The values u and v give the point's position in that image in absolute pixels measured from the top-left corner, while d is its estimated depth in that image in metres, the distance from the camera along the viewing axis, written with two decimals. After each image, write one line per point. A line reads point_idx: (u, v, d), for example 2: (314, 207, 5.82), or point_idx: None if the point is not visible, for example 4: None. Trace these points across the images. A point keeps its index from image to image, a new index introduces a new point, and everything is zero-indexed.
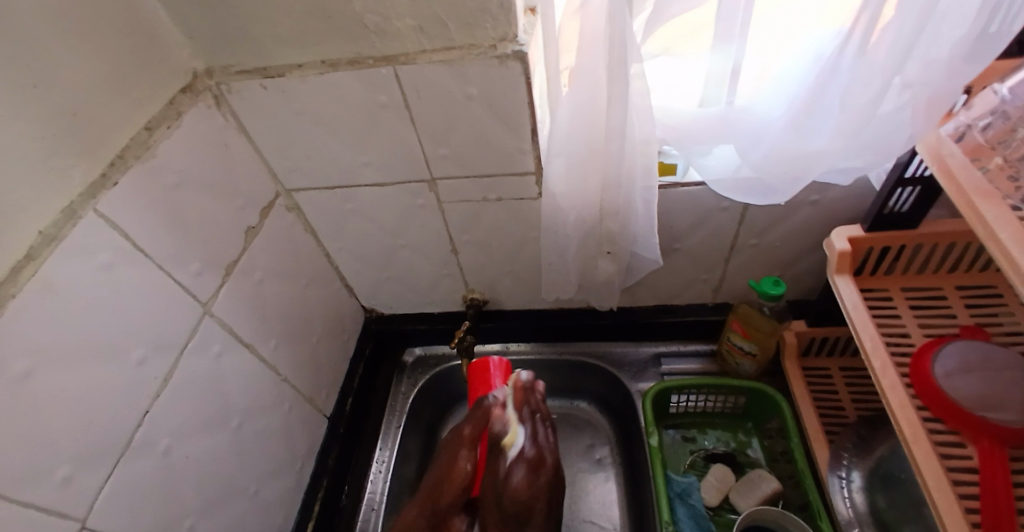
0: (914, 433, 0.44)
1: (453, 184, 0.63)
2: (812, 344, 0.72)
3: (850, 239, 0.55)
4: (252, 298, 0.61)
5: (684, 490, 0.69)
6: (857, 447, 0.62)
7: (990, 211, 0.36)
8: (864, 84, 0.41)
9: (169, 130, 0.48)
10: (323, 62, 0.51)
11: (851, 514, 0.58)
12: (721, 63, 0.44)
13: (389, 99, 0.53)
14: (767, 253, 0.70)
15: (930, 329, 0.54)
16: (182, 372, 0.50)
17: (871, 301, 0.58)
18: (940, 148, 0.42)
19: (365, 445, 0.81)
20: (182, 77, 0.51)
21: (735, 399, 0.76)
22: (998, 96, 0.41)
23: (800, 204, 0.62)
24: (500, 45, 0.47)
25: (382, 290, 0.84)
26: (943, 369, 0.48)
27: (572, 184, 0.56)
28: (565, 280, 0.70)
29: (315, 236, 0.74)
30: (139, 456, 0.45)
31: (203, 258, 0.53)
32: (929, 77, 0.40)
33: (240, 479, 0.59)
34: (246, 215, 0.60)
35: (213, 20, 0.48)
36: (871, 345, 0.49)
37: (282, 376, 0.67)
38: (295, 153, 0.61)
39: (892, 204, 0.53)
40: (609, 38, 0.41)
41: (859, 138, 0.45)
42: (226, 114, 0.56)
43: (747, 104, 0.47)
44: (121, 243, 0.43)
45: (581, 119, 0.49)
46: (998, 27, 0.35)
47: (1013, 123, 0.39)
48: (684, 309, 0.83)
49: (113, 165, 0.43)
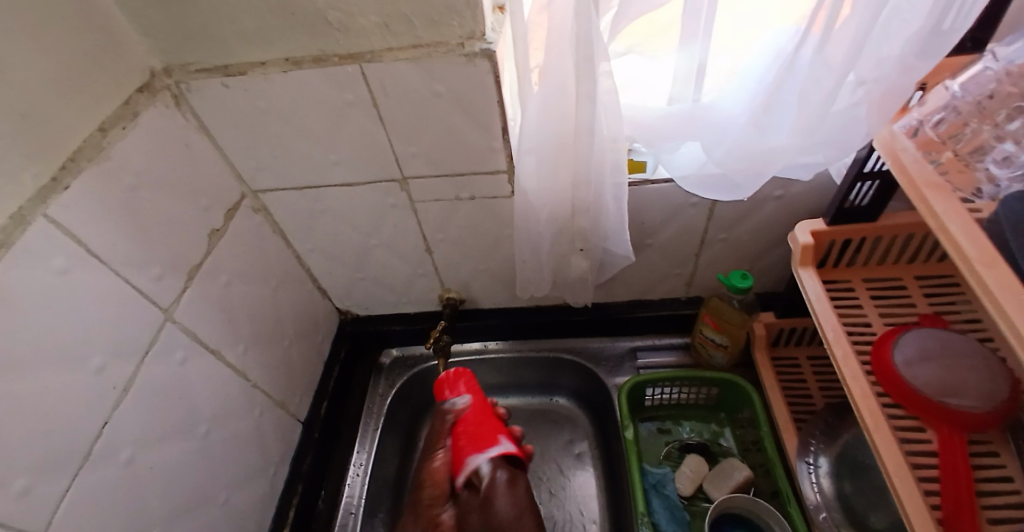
0: (875, 422, 0.45)
1: (424, 183, 0.62)
2: (781, 334, 0.74)
3: (813, 232, 0.57)
4: (219, 301, 0.59)
5: (659, 482, 0.71)
6: (824, 434, 0.64)
7: (943, 204, 0.37)
8: (821, 80, 0.42)
9: (123, 130, 0.46)
10: (286, 59, 0.50)
11: (819, 500, 0.60)
12: (686, 60, 0.44)
13: (356, 97, 0.52)
14: (735, 247, 0.72)
15: (890, 318, 0.56)
16: (145, 379, 0.48)
17: (835, 293, 0.59)
18: (893, 143, 0.43)
19: (342, 447, 0.80)
20: (137, 75, 0.49)
21: (708, 391, 0.77)
22: (950, 92, 0.42)
23: (765, 199, 0.64)
24: (467, 43, 0.47)
25: (356, 291, 0.83)
26: (902, 358, 0.50)
27: (543, 182, 0.56)
28: (539, 277, 0.70)
29: (285, 237, 0.72)
30: (101, 469, 0.43)
31: (165, 263, 0.51)
32: (882, 74, 0.41)
33: (209, 489, 0.57)
34: (210, 217, 0.58)
35: (169, 15, 0.47)
36: (834, 335, 0.51)
37: (252, 381, 0.65)
38: (260, 153, 0.60)
39: (852, 198, 0.55)
40: (576, 36, 0.41)
41: (817, 133, 0.47)
42: (186, 114, 0.54)
43: (711, 101, 0.48)
44: (76, 248, 0.41)
45: (550, 117, 0.49)
46: (951, 23, 0.37)
47: (965, 117, 0.41)
48: (659, 303, 0.84)
49: (64, 168, 0.41)
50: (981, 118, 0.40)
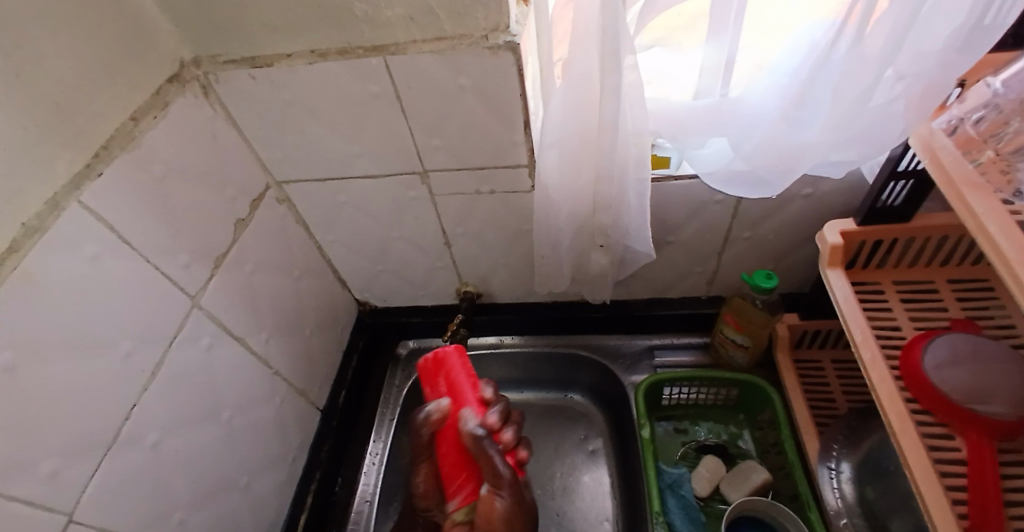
0: (901, 424, 0.44)
1: (446, 176, 0.63)
2: (804, 336, 0.72)
3: (842, 232, 0.55)
4: (242, 290, 0.60)
5: (675, 481, 0.70)
6: (847, 439, 0.63)
7: (982, 205, 0.35)
8: (858, 75, 0.41)
9: (154, 120, 0.47)
10: (311, 51, 0.50)
11: (840, 505, 0.59)
12: (713, 54, 0.43)
13: (379, 90, 0.52)
14: (759, 246, 0.70)
15: (921, 322, 0.54)
16: (171, 364, 0.49)
17: (864, 294, 0.57)
18: (931, 140, 0.41)
19: (358, 438, 0.81)
20: (168, 67, 0.50)
21: (727, 392, 0.76)
22: (991, 89, 0.40)
23: (793, 197, 0.62)
24: (491, 36, 0.46)
25: (376, 283, 0.84)
26: (934, 361, 0.48)
27: (565, 176, 0.55)
28: (557, 273, 0.70)
29: (308, 228, 0.73)
30: (127, 450, 0.45)
31: (191, 250, 0.52)
32: (921, 68, 0.39)
33: (231, 473, 0.59)
34: (236, 207, 0.59)
35: (199, 7, 0.48)
36: (862, 337, 0.49)
37: (274, 368, 0.67)
38: (285, 145, 0.60)
39: (884, 198, 0.53)
40: (601, 27, 0.40)
41: (850, 129, 0.45)
42: (214, 104, 0.55)
43: (739, 97, 0.47)
44: (106, 234, 0.42)
45: (573, 108, 0.48)
46: (993, 18, 0.35)
47: (1007, 116, 0.39)
48: (679, 302, 0.83)
49: (98, 156, 0.42)
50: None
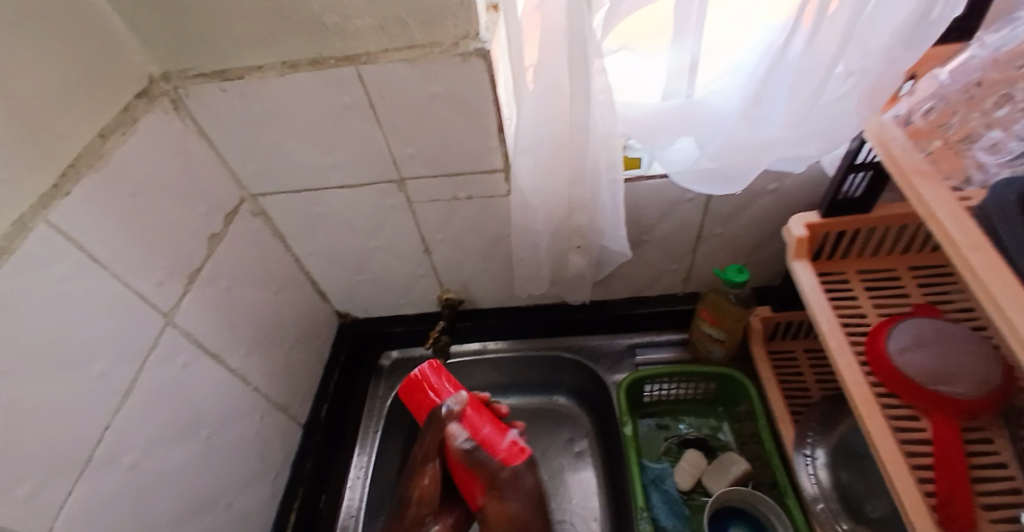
0: (867, 408, 0.46)
1: (423, 184, 0.63)
2: (777, 328, 0.75)
3: (808, 225, 0.57)
4: (218, 306, 0.59)
5: (658, 477, 0.71)
6: (821, 426, 0.65)
7: (930, 192, 0.38)
8: (809, 73, 0.43)
9: (123, 137, 0.46)
10: (283, 62, 0.50)
11: (817, 491, 0.61)
12: (678, 57, 0.45)
13: (353, 100, 0.53)
14: (731, 242, 0.73)
15: (885, 308, 0.57)
16: (147, 382, 0.48)
17: (830, 284, 0.60)
18: (883, 132, 0.43)
19: (342, 451, 0.80)
20: (136, 82, 0.50)
21: (706, 386, 0.78)
22: (938, 80, 0.43)
23: (759, 194, 0.65)
24: (462, 43, 0.47)
25: (356, 294, 0.83)
26: (897, 344, 0.51)
27: (541, 179, 0.56)
28: (537, 276, 0.71)
29: (284, 241, 0.72)
30: (104, 472, 0.43)
31: (164, 266, 0.51)
32: (869, 65, 0.42)
33: (212, 493, 0.57)
34: (209, 221, 0.58)
35: (166, 20, 0.47)
36: (828, 325, 0.51)
37: (253, 384, 0.65)
38: (259, 157, 0.60)
39: (845, 190, 0.56)
40: (570, 35, 0.42)
41: (808, 124, 0.48)
42: (184, 119, 0.54)
43: (704, 96, 0.49)
44: (74, 252, 0.41)
45: (545, 113, 0.49)
46: (937, 14, 0.38)
47: (954, 106, 0.41)
48: (657, 299, 0.85)
49: (64, 175, 0.41)
50: (969, 107, 0.40)
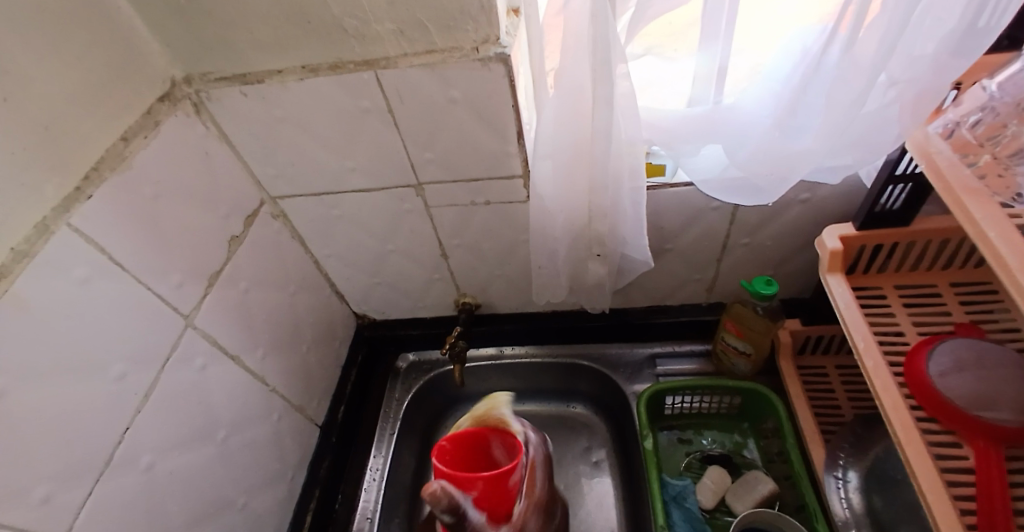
0: (907, 434, 0.43)
1: (440, 188, 0.62)
2: (807, 342, 0.72)
3: (842, 237, 0.55)
4: (237, 307, 0.60)
5: (679, 494, 0.69)
6: (853, 447, 0.62)
7: (979, 209, 0.35)
8: (847, 82, 0.41)
9: (145, 140, 0.47)
10: (302, 67, 0.50)
11: (847, 516, 0.58)
12: (707, 62, 0.43)
13: (371, 104, 0.52)
14: (758, 253, 0.70)
15: (923, 326, 0.54)
16: (164, 385, 0.49)
17: (865, 300, 0.57)
18: (927, 145, 0.42)
19: (359, 451, 0.79)
20: (160, 85, 0.51)
21: (730, 400, 0.75)
22: (986, 92, 0.40)
23: (790, 203, 0.62)
24: (482, 47, 0.46)
25: (373, 296, 0.84)
26: (938, 368, 0.47)
27: (559, 185, 0.55)
28: (555, 284, 0.69)
29: (303, 243, 0.73)
30: (121, 474, 0.44)
31: (184, 270, 0.52)
32: (914, 73, 0.39)
33: (228, 493, 0.58)
34: (229, 225, 0.59)
35: (188, 26, 0.48)
36: (864, 344, 0.48)
37: (270, 385, 0.66)
38: (278, 161, 0.60)
39: (882, 202, 0.53)
40: (591, 39, 0.40)
41: (844, 136, 0.45)
42: (206, 122, 0.55)
43: (733, 103, 0.47)
44: (96, 257, 0.42)
45: (567, 119, 0.48)
46: (986, 20, 0.35)
47: (1004, 119, 0.38)
48: (678, 309, 0.83)
49: (87, 178, 0.42)
50: (1020, 120, 0.37)
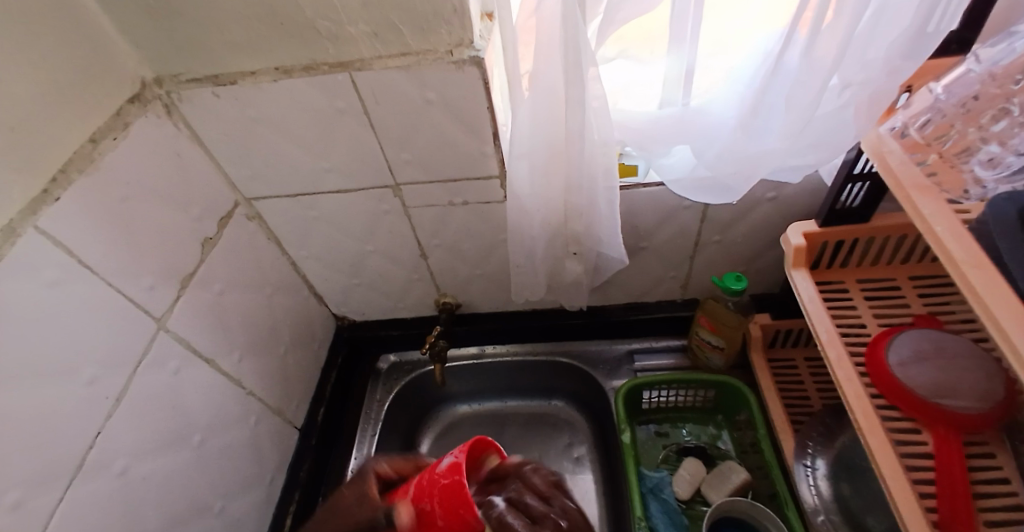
0: (868, 422, 0.45)
1: (418, 189, 0.63)
2: (777, 336, 0.74)
3: (806, 234, 0.57)
4: (212, 310, 0.59)
5: (656, 486, 0.70)
6: (821, 435, 0.64)
7: (929, 206, 0.37)
8: (805, 84, 0.43)
9: (115, 141, 0.47)
10: (277, 68, 0.50)
11: (817, 502, 0.60)
12: (675, 65, 0.45)
13: (347, 105, 0.52)
14: (729, 250, 0.72)
15: (884, 319, 0.56)
16: (138, 388, 0.48)
17: (828, 293, 0.59)
18: (880, 145, 0.43)
19: (340, 453, 0.79)
20: (130, 86, 0.50)
21: (705, 393, 0.77)
22: (934, 95, 0.42)
23: (758, 201, 0.64)
24: (456, 50, 0.47)
25: (352, 298, 0.83)
26: (898, 359, 0.49)
27: (534, 187, 0.56)
28: (534, 282, 0.70)
29: (279, 244, 0.72)
30: (93, 479, 0.43)
31: (156, 272, 0.51)
32: (867, 76, 0.41)
33: (204, 497, 0.57)
34: (203, 226, 0.58)
35: (159, 26, 0.47)
36: (828, 337, 0.50)
37: (248, 388, 0.66)
38: (253, 161, 0.60)
39: (844, 199, 0.55)
40: (563, 42, 0.41)
41: (803, 137, 0.47)
42: (178, 124, 0.55)
43: (700, 105, 0.48)
44: (67, 261, 0.41)
45: (540, 119, 0.49)
46: (935, 26, 0.38)
47: (951, 120, 0.41)
48: (655, 306, 0.84)
49: (55, 180, 0.41)
50: (966, 120, 0.40)
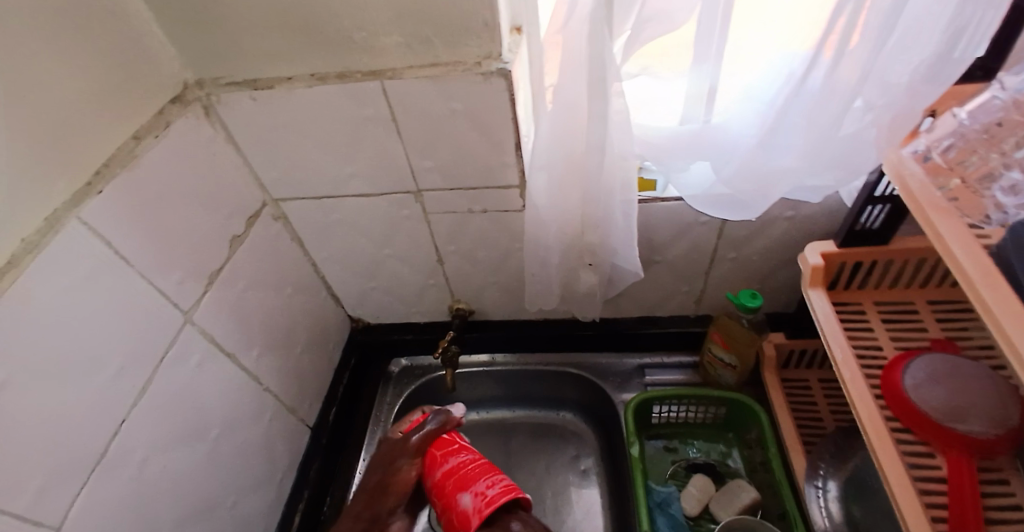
0: (878, 437, 0.45)
1: (439, 196, 0.64)
2: (791, 355, 0.74)
3: (823, 254, 0.57)
4: (234, 307, 0.61)
5: (664, 500, 0.70)
6: (833, 458, 0.63)
7: (948, 227, 0.37)
8: (827, 104, 0.44)
9: (155, 140, 0.49)
10: (312, 75, 0.52)
11: (827, 524, 0.60)
12: (698, 83, 0.46)
13: (375, 112, 0.54)
14: (745, 267, 0.72)
15: (901, 342, 0.56)
16: (161, 379, 0.50)
17: (845, 315, 0.59)
18: (901, 167, 0.43)
19: (349, 450, 0.81)
20: (172, 88, 0.52)
21: (715, 410, 0.77)
22: (957, 119, 0.42)
23: (776, 219, 0.64)
24: (484, 63, 0.49)
25: (368, 300, 0.85)
26: (913, 380, 0.49)
27: (554, 197, 0.57)
28: (548, 292, 0.71)
29: (301, 244, 0.74)
30: (114, 467, 0.44)
31: (186, 268, 0.53)
32: (889, 99, 0.41)
33: (217, 491, 0.58)
34: (231, 225, 0.60)
35: (202, 32, 0.49)
36: (842, 354, 0.50)
37: (264, 385, 0.67)
38: (281, 163, 0.62)
39: (863, 221, 0.55)
40: (589, 57, 0.43)
41: (823, 157, 0.48)
42: (215, 125, 0.57)
43: (722, 121, 0.49)
44: (103, 252, 0.43)
45: (563, 132, 0.50)
46: (961, 51, 0.38)
47: (973, 145, 0.41)
48: (668, 320, 0.84)
49: (98, 174, 0.43)
50: (988, 146, 0.40)
